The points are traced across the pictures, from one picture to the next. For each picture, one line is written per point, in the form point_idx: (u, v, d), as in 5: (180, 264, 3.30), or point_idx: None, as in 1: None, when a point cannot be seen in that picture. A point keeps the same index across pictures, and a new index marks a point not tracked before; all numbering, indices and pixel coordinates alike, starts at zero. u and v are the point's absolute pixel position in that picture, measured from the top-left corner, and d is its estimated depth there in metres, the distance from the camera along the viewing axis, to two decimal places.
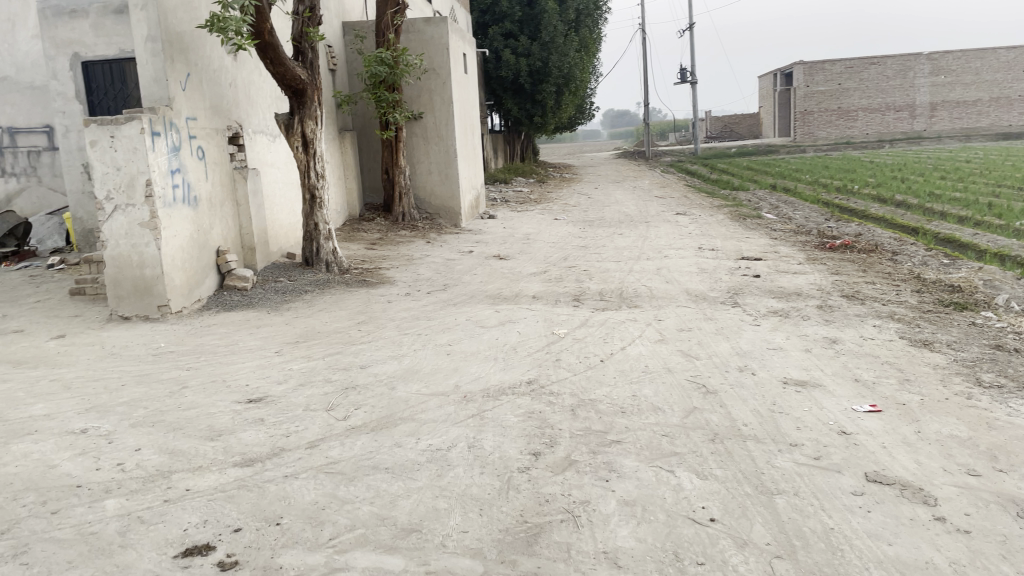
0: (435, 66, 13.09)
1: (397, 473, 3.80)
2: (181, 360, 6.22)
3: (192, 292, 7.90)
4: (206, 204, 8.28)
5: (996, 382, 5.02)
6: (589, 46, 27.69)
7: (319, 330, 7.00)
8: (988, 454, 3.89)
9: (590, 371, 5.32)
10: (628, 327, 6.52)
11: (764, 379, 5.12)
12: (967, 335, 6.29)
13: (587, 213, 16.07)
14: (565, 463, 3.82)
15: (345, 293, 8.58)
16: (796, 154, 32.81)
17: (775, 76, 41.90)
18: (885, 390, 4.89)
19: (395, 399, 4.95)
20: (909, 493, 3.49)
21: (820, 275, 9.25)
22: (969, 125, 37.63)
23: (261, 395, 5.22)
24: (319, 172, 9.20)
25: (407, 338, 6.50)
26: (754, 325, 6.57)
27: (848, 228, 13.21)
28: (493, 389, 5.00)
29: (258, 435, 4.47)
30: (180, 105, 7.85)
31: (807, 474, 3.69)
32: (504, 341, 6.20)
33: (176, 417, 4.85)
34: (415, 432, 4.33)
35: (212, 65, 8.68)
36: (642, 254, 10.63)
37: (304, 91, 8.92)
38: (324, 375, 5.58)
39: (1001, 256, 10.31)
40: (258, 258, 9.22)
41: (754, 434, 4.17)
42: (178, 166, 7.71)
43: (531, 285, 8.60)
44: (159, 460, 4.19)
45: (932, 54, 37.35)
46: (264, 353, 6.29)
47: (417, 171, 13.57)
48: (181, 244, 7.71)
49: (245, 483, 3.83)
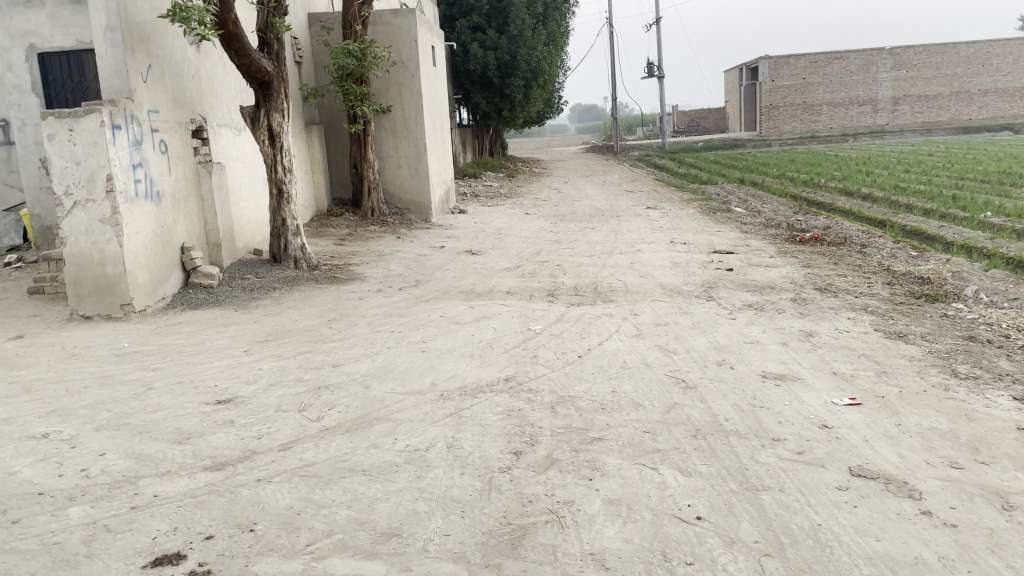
0: (403, 58, 12.90)
1: (375, 475, 3.69)
2: (147, 360, 6.03)
3: (156, 290, 7.69)
4: (169, 199, 8.06)
5: (973, 373, 5.05)
6: (558, 40, 27.63)
7: (289, 328, 6.84)
8: (969, 446, 3.88)
9: (568, 367, 5.24)
10: (605, 322, 6.46)
11: (743, 373, 5.09)
12: (941, 326, 6.33)
13: (558, 207, 16.03)
14: (546, 462, 3.75)
15: (315, 290, 8.42)
16: (762, 148, 33.12)
17: (741, 71, 42.19)
18: (864, 383, 4.88)
19: (370, 398, 4.83)
20: (894, 487, 3.46)
21: (792, 267, 9.29)
22: (930, 119, 38.30)
23: (230, 396, 5.07)
24: (286, 167, 9.01)
25: (380, 335, 6.38)
26: (730, 319, 6.56)
27: (817, 221, 13.31)
28: (470, 387, 4.90)
29: (228, 437, 4.33)
30: (141, 97, 7.62)
31: (791, 469, 3.65)
32: (479, 337, 6.11)
33: (142, 420, 4.68)
34: (392, 432, 4.21)
35: (175, 57, 8.45)
36: (615, 248, 10.60)
37: (270, 83, 8.72)
38: (295, 375, 5.44)
39: (968, 248, 10.45)
40: (224, 254, 9.01)
41: (736, 429, 4.13)
42: (140, 160, 7.49)
43: (504, 280, 8.52)
44: (125, 464, 4.03)
45: (893, 49, 37.91)
46: (233, 353, 6.12)
47: (386, 165, 13.39)
48: (144, 240, 7.49)
49: (216, 488, 3.69)
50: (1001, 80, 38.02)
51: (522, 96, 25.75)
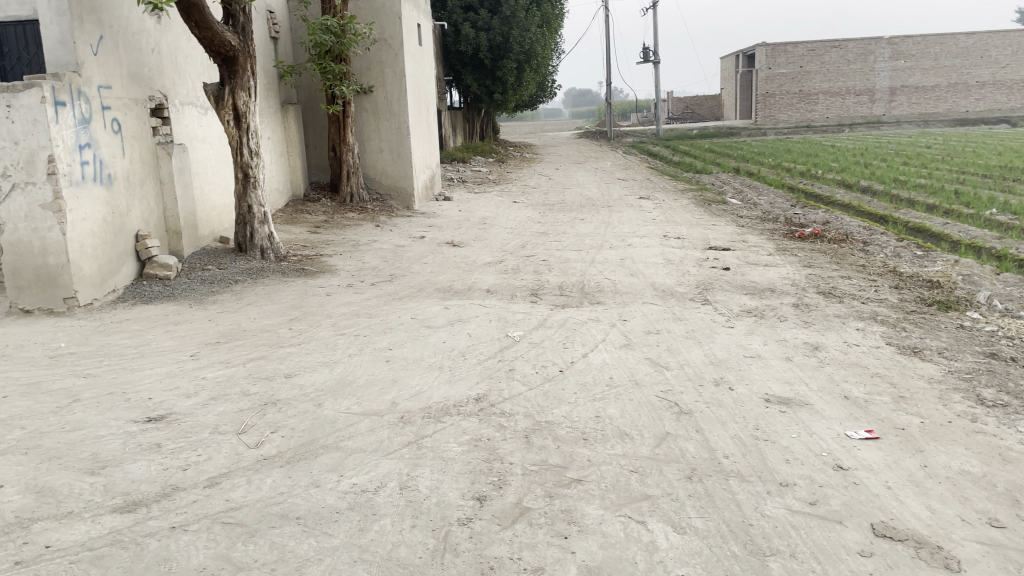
0: (387, 36, 12.18)
1: (310, 526, 3.10)
2: (81, 365, 5.37)
3: (104, 282, 7.04)
4: (121, 183, 7.39)
5: (1001, 400, 4.49)
6: (551, 22, 26.78)
7: (245, 328, 6.22)
8: (1008, 497, 3.33)
9: (548, 385, 4.66)
10: (591, 329, 5.87)
11: (744, 397, 4.50)
12: (958, 340, 5.77)
13: (546, 195, 15.38)
14: (514, 512, 3.17)
15: (280, 284, 7.80)
16: (757, 137, 32.48)
17: (738, 58, 41.39)
18: (880, 411, 4.31)
19: (320, 419, 4.24)
20: (927, 554, 2.91)
21: (792, 267, 8.73)
22: (926, 110, 37.76)
23: (162, 413, 4.46)
24: (252, 149, 8.36)
25: (343, 339, 5.79)
26: (728, 328, 5.97)
27: (815, 215, 12.75)
28: (434, 408, 4.31)
29: (148, 468, 3.72)
30: (90, 71, 6.94)
31: (803, 526, 3.08)
32: (451, 345, 5.52)
33: (55, 442, 4.06)
34: (338, 466, 3.64)
35: (131, 28, 7.76)
36: (605, 242, 10.00)
37: (235, 58, 8.03)
38: (241, 387, 4.83)
39: (976, 248, 9.91)
40: (185, 243, 8.39)
41: (737, 469, 3.56)
42: (88, 141, 6.83)
43: (485, 276, 7.92)
44: (21, 502, 3.42)
45: (892, 38, 37.32)
46: (177, 358, 5.50)
47: (367, 149, 12.73)
48: (91, 228, 6.84)
49: (121, 539, 3.09)
50: (999, 72, 37.43)
51: (514, 80, 25.01)
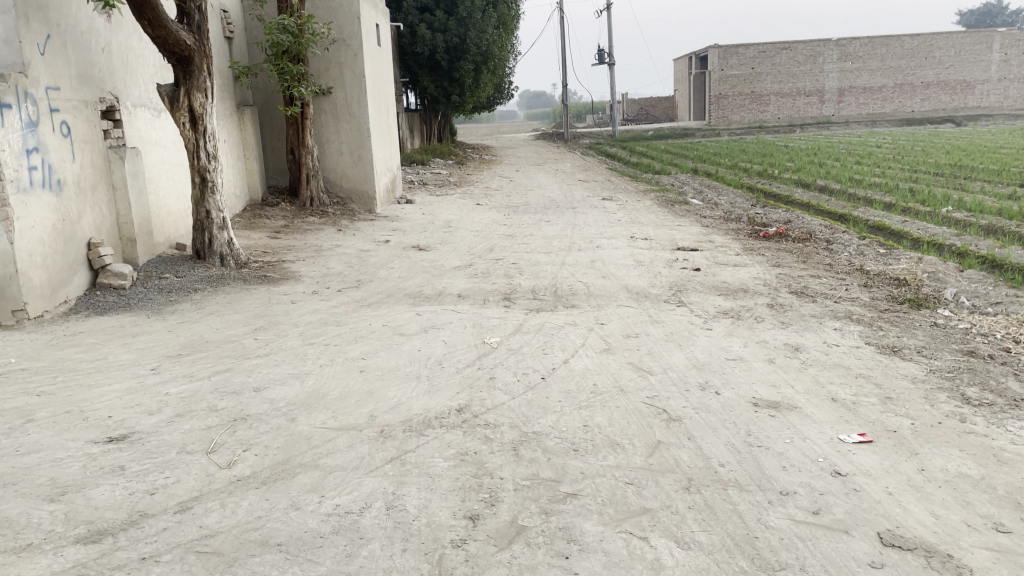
0: (345, 36, 11.91)
1: (294, 553, 2.91)
2: (33, 383, 5.04)
3: (56, 292, 6.70)
4: (72, 188, 7.05)
5: (985, 399, 4.46)
6: (508, 23, 26.68)
7: (207, 339, 5.95)
8: (1011, 500, 3.27)
9: (530, 393, 4.51)
10: (569, 334, 5.74)
11: (732, 401, 4.41)
12: (934, 338, 5.77)
13: (509, 197, 15.24)
14: (510, 531, 3.02)
15: (242, 291, 7.53)
16: (711, 137, 32.76)
17: (691, 59, 41.83)
18: (869, 413, 4.25)
19: (294, 435, 4.03)
20: (938, 563, 2.83)
21: (761, 266, 8.71)
22: (874, 111, 38.55)
23: (125, 432, 4.19)
24: (210, 152, 8.07)
25: (312, 349, 5.57)
26: (706, 330, 5.90)
27: (776, 215, 12.80)
28: (415, 421, 4.13)
29: (113, 493, 3.47)
30: (37, 72, 6.59)
31: (809, 537, 2.99)
32: (427, 353, 5.33)
33: (8, 467, 3.77)
34: (317, 486, 3.43)
35: (80, 27, 7.41)
36: (573, 244, 9.87)
37: (191, 58, 7.73)
38: (208, 403, 4.58)
39: (937, 245, 10.02)
40: (140, 250, 8.06)
41: (735, 479, 3.45)
42: (36, 145, 6.49)
43: (455, 281, 7.74)
44: None
45: (840, 40, 38.03)
46: (137, 372, 5.22)
47: (327, 151, 12.45)
48: (41, 236, 6.49)
49: (86, 573, 2.86)
50: (943, 73, 38.36)
51: (471, 81, 24.86)
